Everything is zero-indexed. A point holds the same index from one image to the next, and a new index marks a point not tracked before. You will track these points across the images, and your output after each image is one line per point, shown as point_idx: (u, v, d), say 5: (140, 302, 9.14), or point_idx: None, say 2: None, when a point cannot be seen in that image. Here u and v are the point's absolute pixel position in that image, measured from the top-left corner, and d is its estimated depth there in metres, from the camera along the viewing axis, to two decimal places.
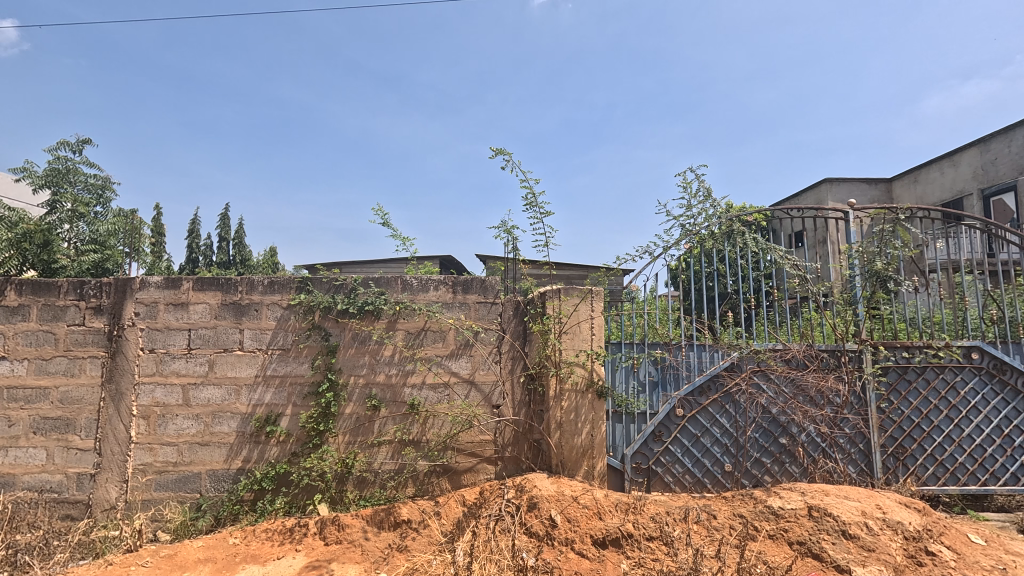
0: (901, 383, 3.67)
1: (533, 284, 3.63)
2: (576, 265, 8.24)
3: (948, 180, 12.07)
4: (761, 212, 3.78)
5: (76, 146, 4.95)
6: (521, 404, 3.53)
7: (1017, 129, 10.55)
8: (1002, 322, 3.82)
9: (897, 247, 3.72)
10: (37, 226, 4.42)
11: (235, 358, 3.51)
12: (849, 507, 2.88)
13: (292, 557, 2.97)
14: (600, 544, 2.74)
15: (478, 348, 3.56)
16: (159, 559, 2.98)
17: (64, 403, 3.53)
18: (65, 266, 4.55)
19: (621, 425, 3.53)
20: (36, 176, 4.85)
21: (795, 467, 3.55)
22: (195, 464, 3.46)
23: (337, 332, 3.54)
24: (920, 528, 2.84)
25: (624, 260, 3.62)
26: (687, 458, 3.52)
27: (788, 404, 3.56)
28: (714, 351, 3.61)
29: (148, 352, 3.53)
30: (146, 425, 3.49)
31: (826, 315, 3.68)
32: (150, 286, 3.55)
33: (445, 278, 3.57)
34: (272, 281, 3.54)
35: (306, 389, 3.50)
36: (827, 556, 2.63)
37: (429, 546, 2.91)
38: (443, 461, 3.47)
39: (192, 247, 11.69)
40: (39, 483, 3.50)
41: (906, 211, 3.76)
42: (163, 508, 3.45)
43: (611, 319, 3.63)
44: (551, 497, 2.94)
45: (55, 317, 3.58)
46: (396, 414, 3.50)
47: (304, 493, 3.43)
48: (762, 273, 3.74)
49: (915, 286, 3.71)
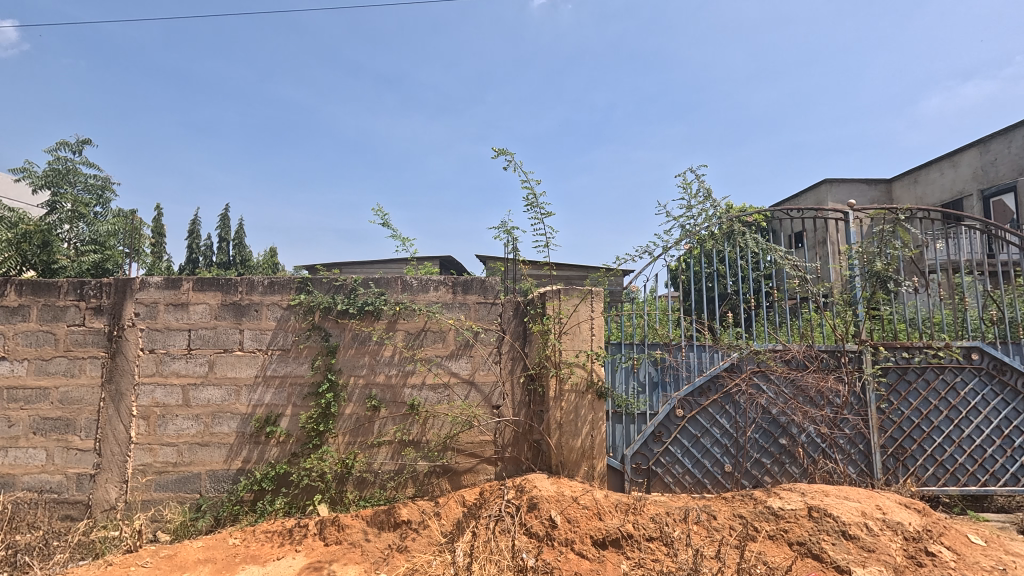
0: (901, 384, 3.67)
1: (533, 284, 3.63)
2: (576, 265, 8.25)
3: (948, 180, 12.07)
4: (761, 212, 3.78)
5: (76, 146, 5.09)
6: (521, 404, 3.53)
7: (1017, 130, 10.56)
8: (1002, 322, 3.82)
9: (897, 248, 3.72)
10: (36, 227, 4.39)
11: (235, 358, 3.51)
12: (849, 507, 2.89)
13: (292, 558, 2.97)
14: (600, 544, 2.73)
15: (478, 349, 3.56)
16: (159, 560, 2.98)
17: (64, 403, 3.53)
18: (65, 266, 4.54)
19: (621, 426, 3.53)
20: (35, 177, 4.97)
21: (795, 468, 3.55)
22: (195, 464, 3.46)
23: (337, 332, 3.54)
24: (919, 529, 2.84)
25: (623, 261, 3.61)
26: (687, 458, 3.52)
27: (788, 405, 3.56)
28: (714, 351, 3.61)
29: (148, 353, 3.53)
30: (146, 425, 3.49)
31: (826, 316, 3.68)
32: (150, 286, 3.55)
33: (445, 279, 3.57)
34: (272, 281, 3.54)
35: (306, 389, 3.50)
36: (827, 557, 2.63)
37: (430, 546, 2.91)
38: (443, 461, 3.47)
39: (192, 247, 11.70)
40: (39, 483, 3.50)
41: (905, 212, 3.77)
42: (163, 508, 3.45)
43: (611, 319, 3.63)
44: (551, 498, 2.94)
45: (55, 317, 3.58)
46: (396, 415, 3.50)
47: (304, 494, 3.43)
48: (762, 274, 3.75)
49: (915, 286, 3.71)
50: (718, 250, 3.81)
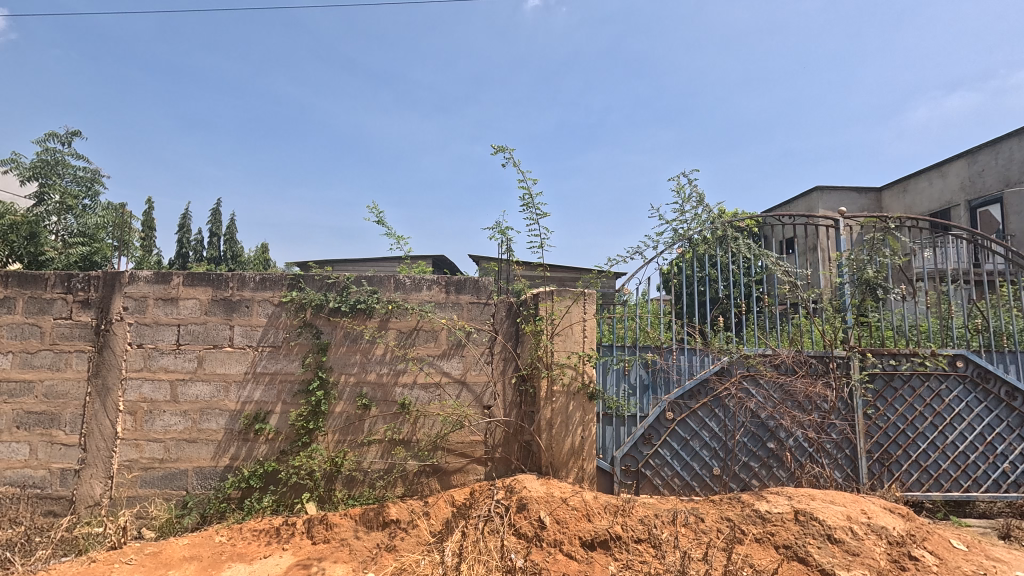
0: (887, 390, 3.72)
1: (526, 286, 3.64)
2: (568, 269, 8.29)
3: (936, 189, 12.20)
4: (753, 217, 3.80)
5: (66, 138, 5.21)
6: (511, 405, 3.53)
7: (1004, 142, 10.73)
8: (987, 331, 3.88)
9: (886, 256, 3.78)
10: (24, 220, 4.43)
11: (225, 355, 3.48)
12: (835, 512, 2.92)
13: (279, 556, 2.95)
14: (588, 545, 2.75)
15: (469, 349, 3.55)
16: (144, 556, 2.96)
17: (49, 397, 3.48)
18: (53, 259, 4.56)
19: (611, 428, 3.54)
20: (22, 167, 4.98)
21: (782, 472, 3.58)
22: (182, 461, 3.42)
23: (328, 330, 3.52)
24: (904, 533, 2.87)
25: (614, 263, 3.69)
26: (676, 461, 3.54)
27: (776, 409, 3.59)
28: (704, 355, 3.64)
29: (136, 348, 3.49)
30: (132, 420, 3.45)
31: (814, 322, 3.71)
32: (139, 280, 3.51)
33: (437, 278, 3.57)
34: (263, 278, 3.52)
35: (295, 387, 3.48)
36: (812, 560, 2.66)
37: (418, 546, 2.90)
38: (432, 461, 3.45)
39: (181, 242, 11.58)
40: (20, 478, 3.45)
41: (896, 220, 3.83)
42: (148, 505, 3.41)
43: (602, 322, 3.61)
44: (540, 498, 2.94)
45: (42, 310, 3.53)
46: (386, 414, 3.49)
47: (292, 492, 3.41)
48: (753, 279, 3.78)
49: (904, 294, 3.75)
50: (710, 255, 3.83)
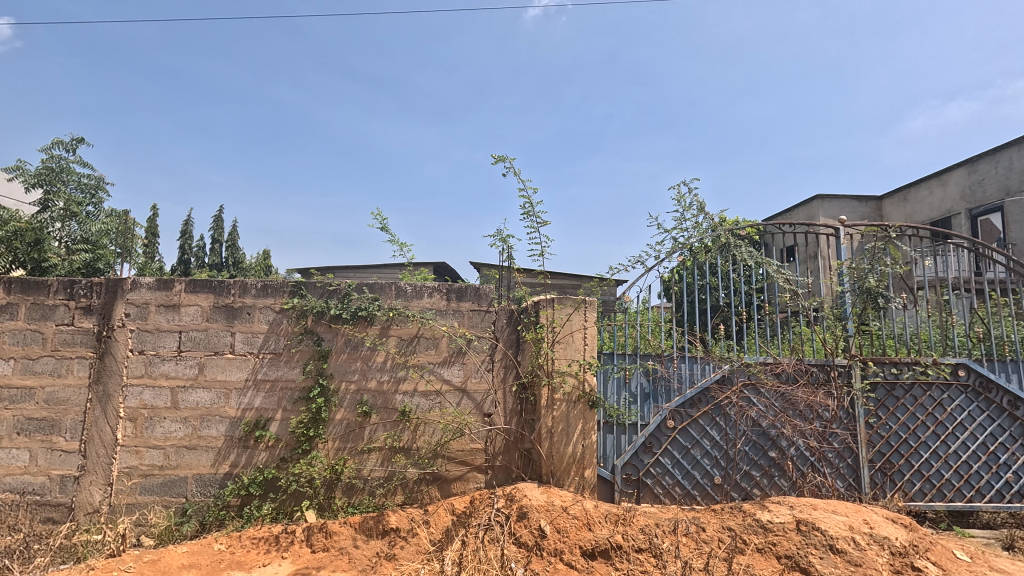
0: (889, 400, 3.70)
1: (527, 293, 3.69)
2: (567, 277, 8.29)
3: (936, 198, 12.22)
4: (753, 225, 3.82)
5: (71, 144, 5.24)
6: (512, 413, 3.52)
7: (1003, 151, 10.76)
8: (987, 340, 3.88)
9: (886, 264, 3.76)
10: (27, 226, 4.43)
11: (225, 361, 3.48)
12: (836, 521, 2.90)
13: (278, 564, 2.94)
14: (588, 555, 2.73)
15: (470, 357, 3.55)
16: (142, 564, 2.93)
17: (49, 404, 3.48)
18: (55, 265, 4.57)
19: (612, 436, 3.53)
20: (27, 175, 5.00)
21: (784, 481, 3.57)
22: (182, 468, 3.42)
23: (328, 337, 3.52)
24: (906, 544, 2.85)
25: (615, 271, 3.70)
26: (677, 470, 3.52)
27: (778, 418, 3.58)
28: (705, 363, 3.64)
29: (137, 354, 3.49)
30: (132, 427, 3.45)
31: (816, 331, 3.72)
32: (141, 287, 3.53)
33: (438, 286, 3.58)
34: (264, 285, 3.53)
35: (295, 394, 3.48)
36: (813, 571, 2.64)
37: (418, 554, 2.89)
38: (432, 469, 3.45)
39: (183, 248, 11.61)
40: (19, 485, 3.44)
41: (896, 229, 3.80)
42: (148, 513, 3.39)
43: (603, 329, 3.61)
44: (541, 507, 2.92)
45: (44, 316, 3.54)
46: (386, 422, 3.49)
47: (292, 499, 3.41)
48: (753, 287, 3.78)
49: (905, 303, 3.73)
50: (711, 263, 3.84)
